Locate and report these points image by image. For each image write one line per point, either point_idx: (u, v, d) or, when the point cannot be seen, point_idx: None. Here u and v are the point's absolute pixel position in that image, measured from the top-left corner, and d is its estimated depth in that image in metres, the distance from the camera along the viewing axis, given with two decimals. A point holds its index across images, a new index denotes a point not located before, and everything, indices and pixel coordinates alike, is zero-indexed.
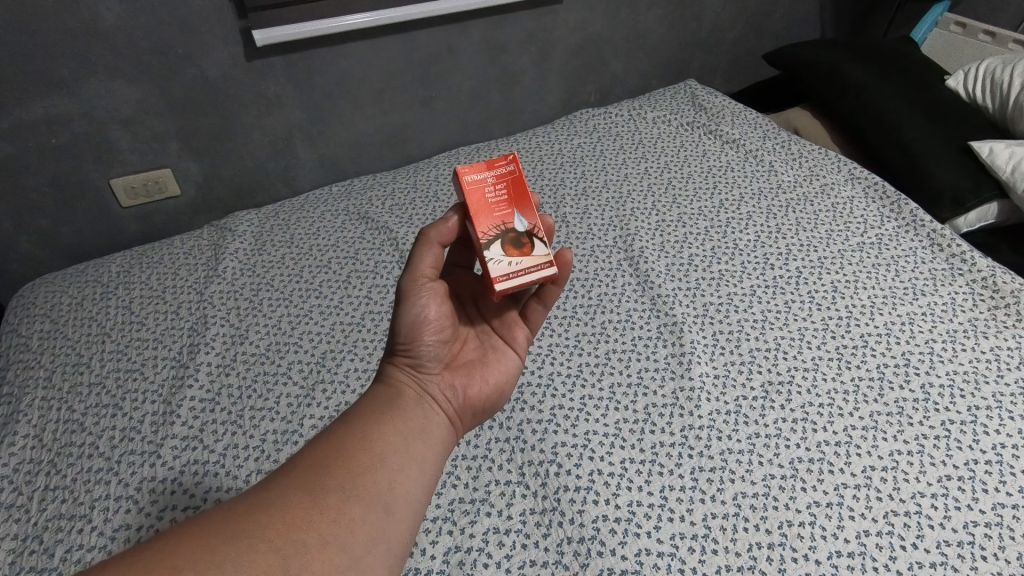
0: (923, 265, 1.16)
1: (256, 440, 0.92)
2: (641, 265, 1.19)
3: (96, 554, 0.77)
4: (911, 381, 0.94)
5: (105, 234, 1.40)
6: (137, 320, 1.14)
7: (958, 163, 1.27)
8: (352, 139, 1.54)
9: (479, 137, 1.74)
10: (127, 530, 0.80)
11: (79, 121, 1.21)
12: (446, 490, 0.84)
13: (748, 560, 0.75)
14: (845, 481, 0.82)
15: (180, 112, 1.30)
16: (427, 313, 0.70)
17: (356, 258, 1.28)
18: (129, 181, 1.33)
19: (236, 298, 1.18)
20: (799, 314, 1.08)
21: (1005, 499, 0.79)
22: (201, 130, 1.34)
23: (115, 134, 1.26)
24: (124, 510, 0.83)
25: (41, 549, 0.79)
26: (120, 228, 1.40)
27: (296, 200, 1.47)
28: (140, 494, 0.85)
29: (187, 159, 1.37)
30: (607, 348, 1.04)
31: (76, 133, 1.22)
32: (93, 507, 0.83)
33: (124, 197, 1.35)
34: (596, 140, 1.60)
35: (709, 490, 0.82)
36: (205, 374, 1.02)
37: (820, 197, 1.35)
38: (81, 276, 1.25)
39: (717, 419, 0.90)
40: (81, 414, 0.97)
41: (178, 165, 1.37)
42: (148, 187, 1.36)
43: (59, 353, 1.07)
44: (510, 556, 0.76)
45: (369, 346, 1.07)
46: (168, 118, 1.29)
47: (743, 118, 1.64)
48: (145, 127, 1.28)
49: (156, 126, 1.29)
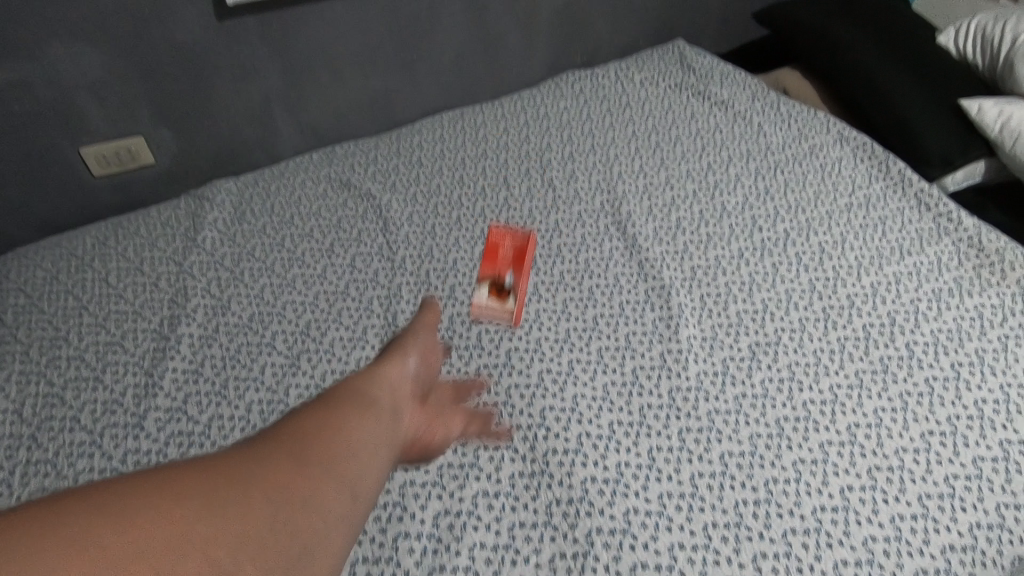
0: (910, 225, 1.16)
1: (243, 409, 0.92)
2: (628, 230, 1.18)
3: None
4: (896, 340, 0.95)
5: (77, 204, 1.37)
6: (116, 291, 1.12)
7: (946, 122, 1.25)
8: (333, 105, 1.50)
9: (464, 102, 1.70)
10: None
11: (42, 87, 1.18)
12: (436, 456, 0.85)
13: (735, 516, 0.76)
14: (830, 438, 0.84)
15: (151, 80, 1.26)
16: (410, 361, 0.77)
17: (340, 226, 1.26)
18: (100, 149, 1.30)
19: (216, 269, 1.16)
20: (786, 276, 1.08)
21: (985, 452, 0.81)
22: (174, 97, 1.30)
23: (84, 101, 1.23)
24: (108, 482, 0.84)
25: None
26: (93, 197, 1.37)
27: (276, 168, 1.43)
28: (125, 467, 0.85)
29: (161, 127, 1.33)
30: (595, 312, 1.04)
31: (40, 98, 1.19)
32: (76, 481, 0.84)
33: (96, 166, 1.32)
34: (582, 103, 1.57)
35: (696, 450, 0.83)
36: (188, 346, 1.02)
37: (809, 158, 1.34)
38: (55, 248, 1.22)
39: (704, 380, 0.92)
40: (61, 387, 0.96)
41: (151, 133, 1.33)
42: (120, 155, 1.33)
43: (35, 327, 1.06)
44: (500, 518, 0.78)
45: (354, 315, 1.06)
46: (138, 85, 1.25)
47: (733, 78, 1.61)
48: (114, 93, 1.24)
49: (126, 93, 1.25)
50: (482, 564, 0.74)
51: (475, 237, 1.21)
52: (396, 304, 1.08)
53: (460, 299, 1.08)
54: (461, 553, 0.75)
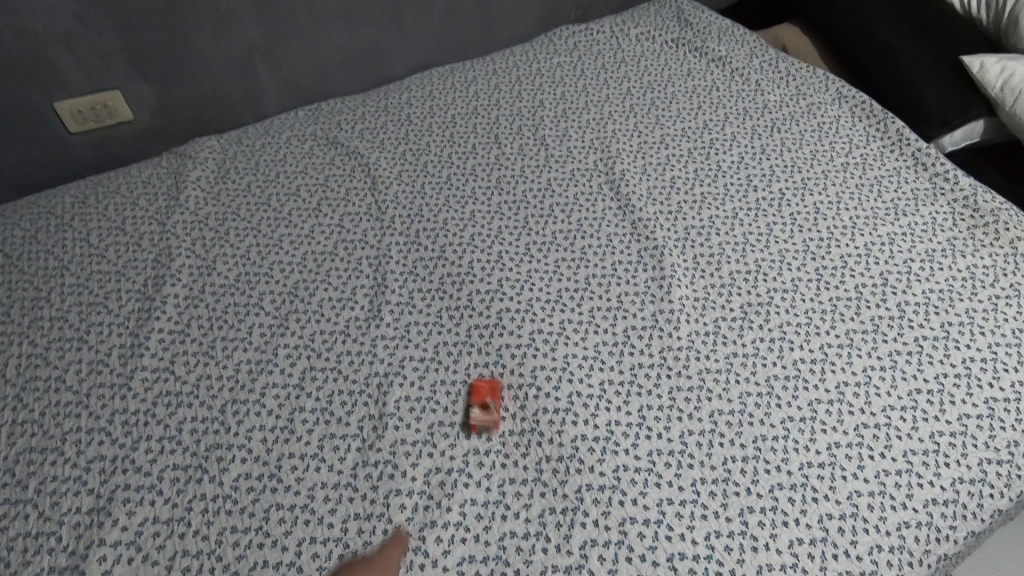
0: (906, 185, 1.15)
1: (231, 369, 0.93)
2: (622, 189, 1.17)
3: (72, 484, 0.80)
4: (887, 300, 0.96)
5: (55, 163, 1.34)
6: (98, 251, 1.11)
7: (946, 79, 1.22)
8: (319, 60, 1.46)
9: (456, 58, 1.65)
10: (102, 461, 0.83)
11: (11, 37, 1.15)
12: (426, 415, 0.85)
13: (723, 473, 0.78)
14: (819, 397, 0.85)
15: (124, 30, 1.22)
16: None
17: (328, 185, 1.23)
18: (76, 104, 1.27)
19: (201, 229, 1.15)
20: (780, 236, 1.07)
21: (971, 410, 0.82)
22: (150, 49, 1.27)
23: (56, 52, 1.20)
24: (97, 441, 0.85)
25: (15, 481, 0.82)
26: (71, 155, 1.35)
27: (261, 126, 1.40)
28: (113, 426, 0.86)
29: (138, 81, 1.30)
30: (587, 273, 1.03)
31: (10, 50, 1.16)
32: (64, 440, 0.85)
33: (72, 122, 1.29)
34: (577, 59, 1.53)
35: (686, 408, 0.84)
36: (173, 306, 1.01)
37: (806, 117, 1.32)
38: (34, 208, 1.20)
39: (696, 339, 0.92)
40: (45, 347, 0.97)
41: (127, 87, 1.30)
42: (97, 111, 1.30)
43: (16, 287, 1.06)
44: (490, 475, 0.79)
45: (343, 276, 1.06)
46: (111, 35, 1.22)
47: (731, 33, 1.56)
48: (86, 44, 1.21)
49: (99, 43, 1.22)
50: (473, 519, 0.75)
51: (466, 196, 1.19)
52: (386, 264, 1.07)
53: (451, 260, 1.07)
54: (452, 509, 0.76)
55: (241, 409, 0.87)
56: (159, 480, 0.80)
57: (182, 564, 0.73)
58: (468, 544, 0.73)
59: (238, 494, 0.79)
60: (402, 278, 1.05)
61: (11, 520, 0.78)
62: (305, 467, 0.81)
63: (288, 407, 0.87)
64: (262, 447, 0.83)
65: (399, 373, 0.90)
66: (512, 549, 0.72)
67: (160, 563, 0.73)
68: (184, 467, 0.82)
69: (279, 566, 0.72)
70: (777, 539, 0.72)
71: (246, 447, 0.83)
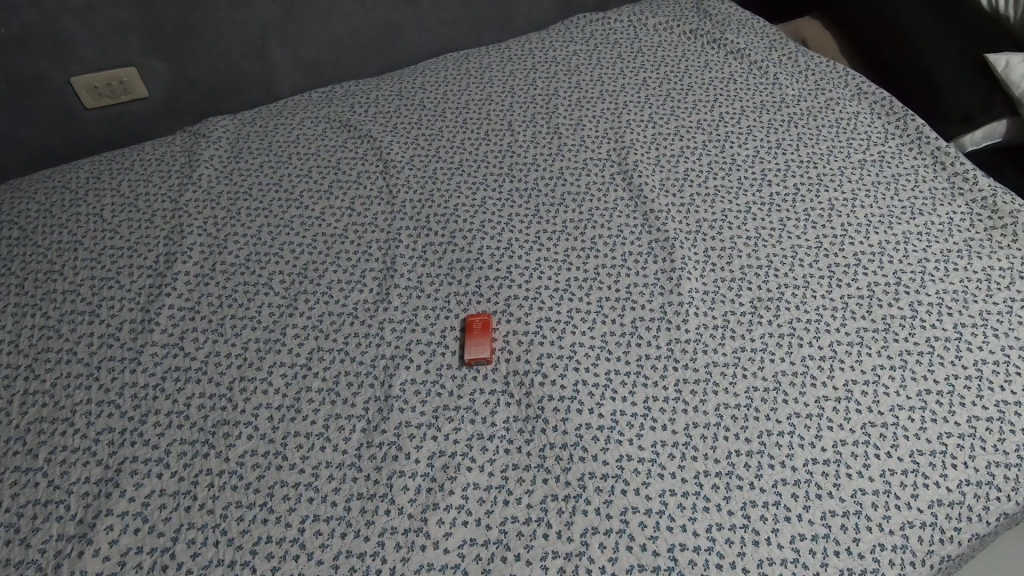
0: (924, 184, 1.13)
1: (239, 347, 0.94)
2: (635, 180, 1.16)
3: (81, 454, 0.82)
4: (900, 299, 0.95)
5: (70, 138, 1.36)
6: (110, 226, 1.12)
7: (968, 75, 1.20)
8: (333, 41, 1.45)
9: (470, 44, 1.64)
10: (111, 433, 0.84)
11: (26, 9, 1.16)
12: (432, 399, 0.86)
13: (727, 465, 0.78)
14: (826, 394, 0.84)
15: (139, 3, 1.24)
16: None
17: (339, 167, 1.23)
18: (91, 79, 1.28)
19: (212, 208, 1.15)
20: (793, 232, 1.06)
21: (981, 412, 0.81)
22: (164, 23, 1.28)
23: (70, 25, 1.21)
24: (106, 414, 0.86)
25: (25, 450, 0.83)
26: (86, 130, 1.36)
27: (275, 106, 1.40)
28: (123, 399, 0.87)
29: (152, 57, 1.31)
30: (597, 263, 1.03)
31: (25, 22, 1.17)
32: (74, 412, 0.86)
33: (88, 98, 1.30)
34: (593, 48, 1.52)
35: (693, 401, 0.84)
36: (183, 283, 1.02)
37: (824, 112, 1.30)
38: (49, 181, 1.22)
39: (704, 333, 0.91)
40: (57, 320, 0.98)
41: (142, 63, 1.31)
42: (112, 86, 1.31)
43: (30, 260, 1.07)
44: (494, 460, 0.79)
45: (353, 257, 1.06)
46: (125, 8, 1.23)
47: (751, 26, 1.54)
48: (101, 16, 1.22)
49: (113, 17, 1.23)
50: (475, 502, 0.75)
51: (476, 183, 1.19)
52: (395, 248, 1.07)
53: (460, 246, 1.07)
54: (454, 492, 0.76)
55: (249, 387, 0.88)
56: (167, 454, 0.82)
57: (188, 536, 0.74)
58: (469, 527, 0.74)
59: (244, 470, 0.79)
60: (411, 263, 1.05)
61: (21, 488, 0.79)
62: (310, 445, 0.82)
63: (295, 386, 0.88)
64: (269, 425, 0.84)
65: (406, 356, 0.91)
66: (513, 533, 0.73)
67: (166, 535, 0.74)
68: (192, 441, 0.83)
69: (282, 542, 0.73)
70: (779, 534, 0.72)
71: (253, 424, 0.84)
